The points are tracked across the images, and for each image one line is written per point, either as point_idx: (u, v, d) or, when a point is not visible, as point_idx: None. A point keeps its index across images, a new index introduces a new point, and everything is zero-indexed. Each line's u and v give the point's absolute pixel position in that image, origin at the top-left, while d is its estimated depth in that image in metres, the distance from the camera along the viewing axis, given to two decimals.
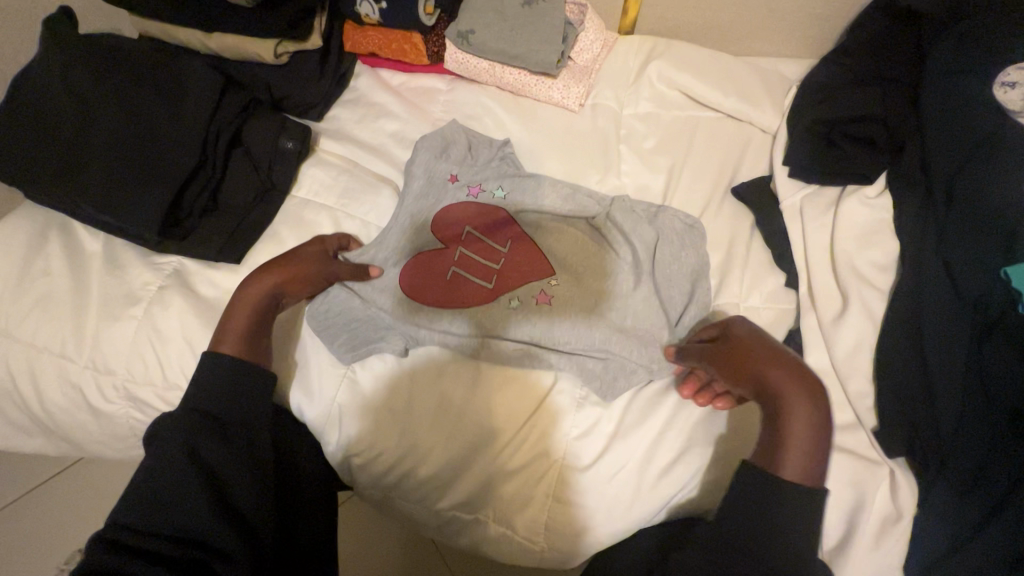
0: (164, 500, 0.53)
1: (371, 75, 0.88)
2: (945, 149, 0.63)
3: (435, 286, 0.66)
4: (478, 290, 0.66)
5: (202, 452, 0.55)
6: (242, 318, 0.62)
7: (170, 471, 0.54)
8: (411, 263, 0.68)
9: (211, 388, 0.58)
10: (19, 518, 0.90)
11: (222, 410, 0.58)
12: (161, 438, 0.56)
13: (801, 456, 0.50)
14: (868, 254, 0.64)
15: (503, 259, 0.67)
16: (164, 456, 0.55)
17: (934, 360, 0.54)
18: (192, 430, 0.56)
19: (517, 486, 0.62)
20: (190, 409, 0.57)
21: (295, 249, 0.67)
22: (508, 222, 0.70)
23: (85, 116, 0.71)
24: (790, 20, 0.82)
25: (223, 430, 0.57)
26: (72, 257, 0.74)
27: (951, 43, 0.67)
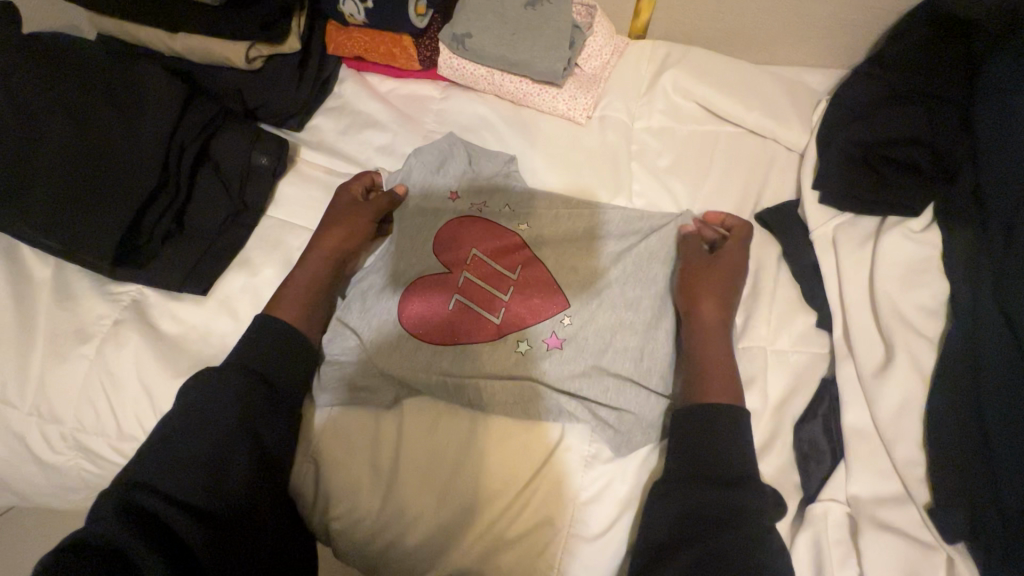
0: (189, 458, 0.50)
1: (357, 81, 0.80)
2: (1003, 177, 0.55)
3: (436, 320, 0.60)
4: (484, 325, 0.59)
5: (242, 414, 0.53)
6: (305, 277, 0.64)
7: (205, 427, 0.52)
8: (411, 291, 0.61)
9: (261, 353, 0.58)
10: None
11: (271, 375, 0.57)
12: (201, 391, 0.54)
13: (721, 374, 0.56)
14: (913, 295, 0.57)
15: (512, 290, 0.60)
16: (203, 410, 0.53)
17: (997, 428, 0.47)
18: (240, 389, 0.54)
19: (516, 559, 0.54)
20: (238, 365, 0.56)
21: (330, 210, 0.69)
22: (519, 247, 0.63)
23: (28, 127, 0.63)
24: (819, 26, 0.74)
25: (270, 393, 0.56)
26: (15, 287, 0.66)
27: (1007, 60, 0.59)
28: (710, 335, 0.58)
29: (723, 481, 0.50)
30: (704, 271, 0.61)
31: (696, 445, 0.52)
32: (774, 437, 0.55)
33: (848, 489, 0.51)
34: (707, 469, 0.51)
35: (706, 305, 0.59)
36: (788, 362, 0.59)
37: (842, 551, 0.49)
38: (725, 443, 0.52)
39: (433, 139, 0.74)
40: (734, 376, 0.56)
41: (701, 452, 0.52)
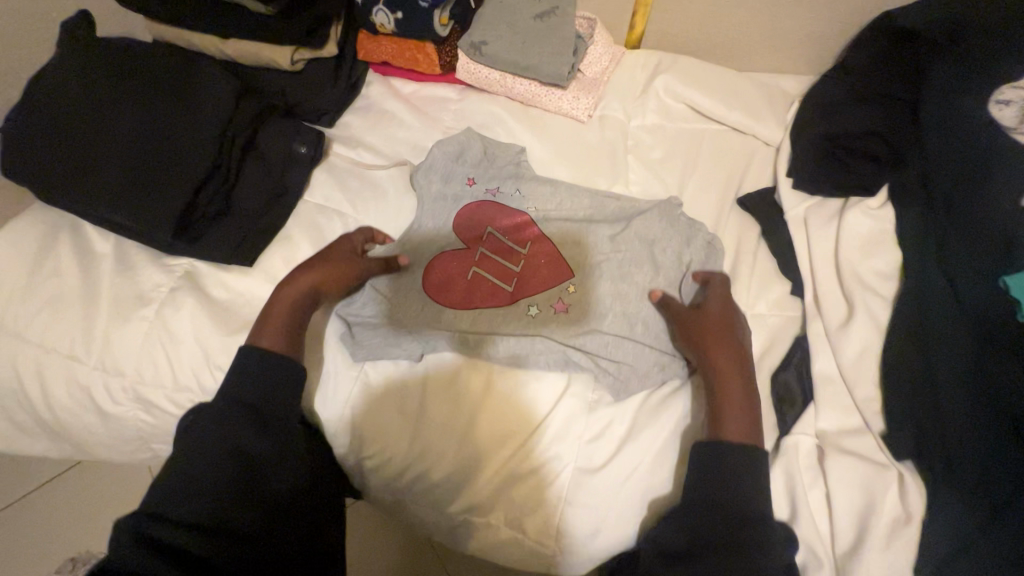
0: (192, 486, 0.53)
1: (383, 84, 0.89)
2: (946, 164, 0.65)
3: (456, 287, 0.68)
4: (498, 291, 0.68)
5: (237, 441, 0.56)
6: (285, 317, 0.65)
7: (202, 457, 0.55)
8: (434, 263, 0.70)
9: (248, 385, 0.60)
10: (22, 516, 0.93)
11: (261, 401, 0.59)
12: (201, 424, 0.57)
13: (737, 420, 0.57)
14: (872, 263, 0.66)
15: (523, 263, 0.69)
16: (200, 442, 0.56)
17: (939, 366, 0.56)
18: (232, 417, 0.57)
19: (528, 489, 0.62)
20: (229, 399, 0.59)
21: (327, 251, 0.70)
22: (529, 225, 0.72)
23: (100, 119, 0.72)
24: (791, 39, 0.85)
25: (263, 418, 0.59)
26: (82, 259, 0.74)
27: (947, 64, 0.69)
28: (724, 381, 0.59)
29: (729, 518, 0.52)
30: (706, 322, 0.62)
31: (706, 484, 0.54)
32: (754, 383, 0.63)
33: (816, 425, 0.60)
34: (716, 501, 0.53)
35: (717, 353, 0.60)
36: (765, 322, 0.67)
37: (811, 474, 0.57)
38: (726, 475, 0.54)
39: (452, 134, 0.83)
40: (749, 422, 0.57)
41: (710, 492, 0.54)
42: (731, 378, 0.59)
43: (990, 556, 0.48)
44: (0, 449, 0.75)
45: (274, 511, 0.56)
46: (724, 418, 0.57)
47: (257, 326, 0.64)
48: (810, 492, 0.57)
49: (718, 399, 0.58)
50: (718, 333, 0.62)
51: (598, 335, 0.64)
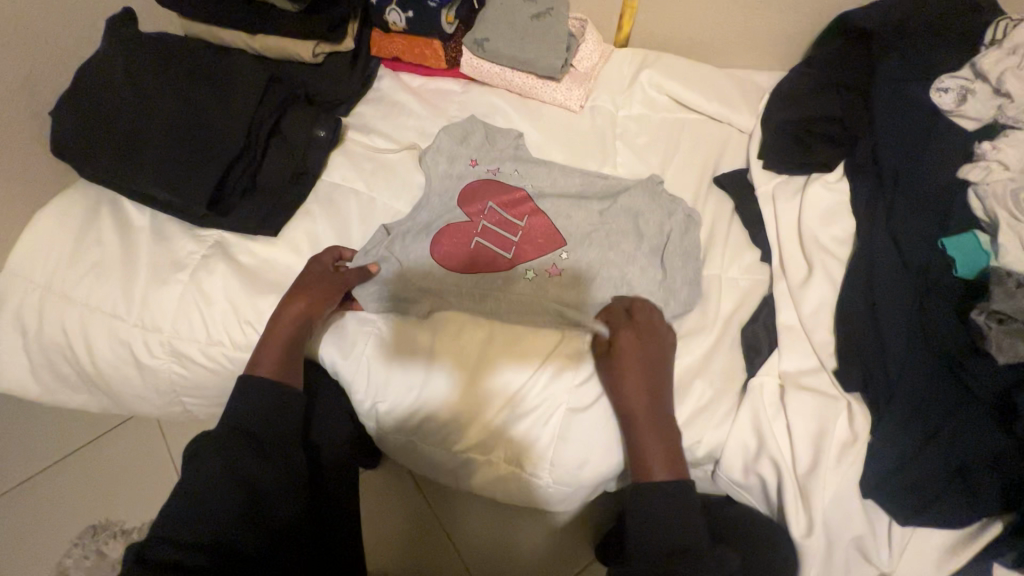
0: (201, 510, 0.55)
1: (393, 78, 0.98)
2: (893, 145, 0.74)
3: (460, 255, 0.75)
4: (498, 259, 0.75)
5: (241, 469, 0.58)
6: (276, 342, 0.70)
7: (207, 480, 0.57)
8: (440, 234, 0.77)
9: (247, 414, 0.63)
10: (68, 470, 1.02)
11: (259, 432, 0.62)
12: (202, 450, 0.59)
13: (660, 460, 0.63)
14: (830, 231, 0.74)
15: (521, 233, 0.77)
16: (204, 471, 0.57)
17: (884, 312, 0.64)
18: (235, 448, 0.59)
19: (527, 427, 0.70)
20: (232, 428, 0.61)
21: (301, 277, 0.75)
22: (527, 200, 0.79)
23: (143, 104, 0.80)
24: (763, 37, 0.94)
25: (261, 442, 0.62)
26: (123, 229, 0.82)
27: (895, 59, 0.79)
28: (643, 428, 0.64)
29: (688, 529, 0.59)
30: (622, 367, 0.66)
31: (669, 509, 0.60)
32: (726, 334, 0.71)
33: (780, 367, 0.67)
34: (675, 527, 0.59)
35: (636, 399, 0.65)
36: (737, 284, 0.76)
37: (774, 408, 0.65)
38: (678, 508, 0.60)
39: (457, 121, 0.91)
40: (675, 461, 0.63)
41: (675, 522, 0.59)
42: (652, 425, 0.64)
43: (920, 467, 0.57)
44: (48, 402, 0.84)
45: (274, 536, 0.59)
46: (648, 460, 0.63)
47: (253, 361, 0.70)
48: (773, 423, 0.65)
49: (642, 445, 0.63)
50: (635, 380, 0.66)
51: (586, 299, 0.72)
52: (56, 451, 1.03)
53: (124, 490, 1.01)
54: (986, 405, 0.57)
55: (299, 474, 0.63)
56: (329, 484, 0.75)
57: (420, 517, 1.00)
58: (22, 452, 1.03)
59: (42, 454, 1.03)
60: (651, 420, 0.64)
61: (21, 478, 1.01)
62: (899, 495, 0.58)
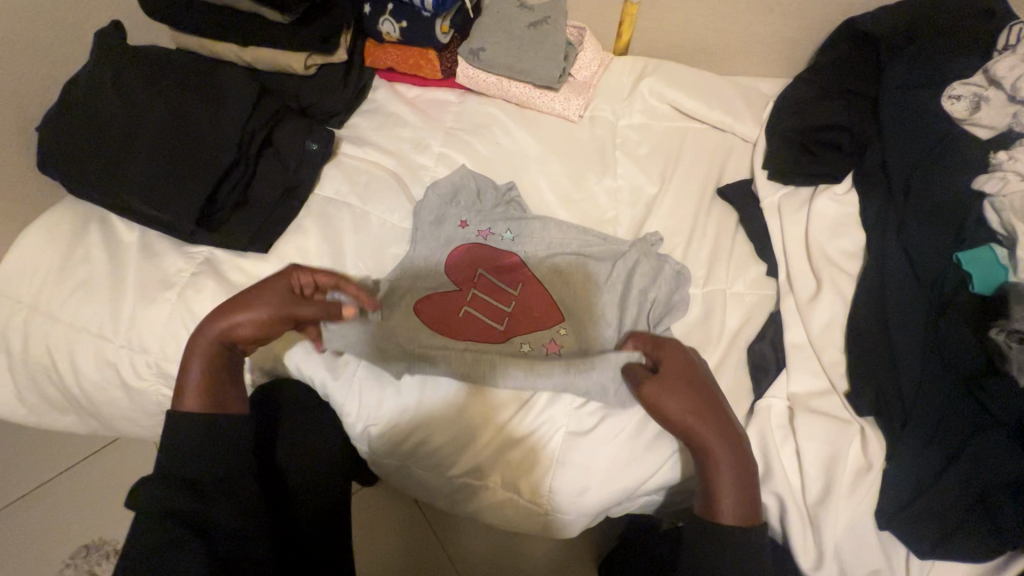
0: (156, 567, 0.51)
1: (388, 88, 0.96)
2: (904, 154, 0.72)
3: (448, 328, 0.71)
4: (489, 332, 0.71)
5: (189, 516, 0.55)
6: (203, 368, 0.62)
7: (156, 538, 0.52)
8: (427, 306, 0.72)
9: (181, 459, 0.58)
10: (62, 487, 1.00)
11: (199, 473, 0.58)
12: (140, 509, 0.55)
13: (733, 495, 0.57)
14: (839, 244, 0.72)
15: (515, 303, 0.73)
16: (149, 526, 0.53)
17: (896, 330, 0.62)
18: (178, 495, 0.55)
19: (524, 452, 0.67)
20: (165, 479, 0.56)
21: (248, 290, 0.65)
22: (520, 267, 0.75)
23: (131, 119, 0.78)
24: (766, 43, 0.92)
25: (206, 488, 0.57)
26: (111, 246, 0.80)
27: (904, 63, 0.77)
28: (715, 466, 0.57)
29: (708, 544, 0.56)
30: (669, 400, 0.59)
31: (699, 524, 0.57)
32: (731, 354, 0.68)
33: (789, 389, 0.65)
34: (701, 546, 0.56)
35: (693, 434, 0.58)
36: (743, 300, 0.73)
37: (783, 432, 0.62)
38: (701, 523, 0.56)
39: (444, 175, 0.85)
40: (746, 501, 0.57)
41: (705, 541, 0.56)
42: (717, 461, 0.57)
43: (940, 497, 0.54)
44: (34, 423, 0.82)
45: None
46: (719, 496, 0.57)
47: (178, 388, 0.62)
48: (782, 448, 0.62)
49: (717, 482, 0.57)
50: (687, 411, 0.59)
51: (590, 323, 0.70)
52: (47, 471, 1.01)
53: (118, 509, 0.99)
54: (1008, 428, 0.54)
55: (256, 506, 0.60)
56: (298, 516, 0.71)
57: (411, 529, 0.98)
58: (11, 473, 1.01)
59: (32, 474, 1.01)
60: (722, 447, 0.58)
61: (13, 497, 0.99)
62: (918, 527, 0.55)
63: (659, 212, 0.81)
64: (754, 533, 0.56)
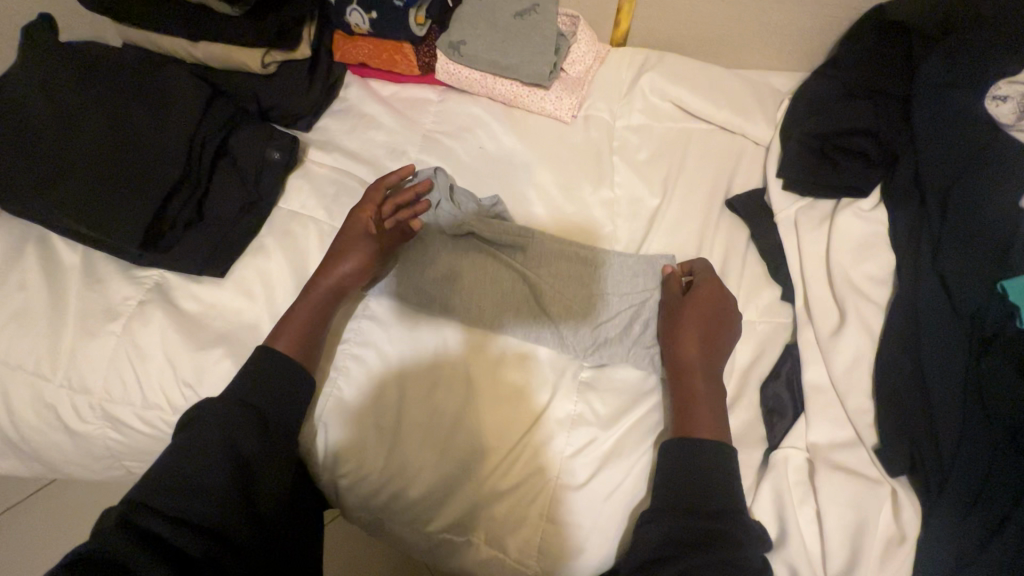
0: (186, 483, 0.50)
1: (361, 86, 0.87)
2: (937, 166, 0.63)
3: (432, 346, 0.65)
4: (477, 355, 0.64)
5: (239, 443, 0.54)
6: (306, 320, 0.64)
7: (204, 457, 0.52)
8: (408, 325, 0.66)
9: (251, 383, 0.59)
10: (21, 522, 0.94)
11: (264, 402, 0.58)
12: (201, 421, 0.55)
13: (709, 419, 0.57)
14: (864, 267, 0.64)
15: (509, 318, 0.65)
16: (197, 443, 0.53)
17: (932, 374, 0.54)
18: (238, 419, 0.55)
19: (510, 505, 0.60)
20: (233, 399, 0.57)
21: (348, 224, 0.68)
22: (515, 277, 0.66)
23: (65, 126, 0.69)
24: (781, 33, 0.82)
25: (265, 425, 0.57)
26: (48, 271, 0.71)
27: (939, 59, 0.68)
28: (696, 389, 0.58)
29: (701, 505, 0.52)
30: (680, 306, 0.62)
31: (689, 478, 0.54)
32: (742, 396, 0.61)
33: (807, 437, 0.58)
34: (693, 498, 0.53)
35: (688, 339, 0.60)
36: (755, 330, 0.65)
37: (802, 489, 0.55)
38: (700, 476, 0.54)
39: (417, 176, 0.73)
40: (715, 414, 0.57)
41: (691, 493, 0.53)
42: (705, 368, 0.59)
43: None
44: None
45: (266, 523, 0.54)
46: (696, 419, 0.57)
47: (277, 327, 0.64)
48: (801, 509, 0.55)
49: (692, 408, 0.57)
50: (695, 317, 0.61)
51: (589, 298, 0.65)
52: (6, 501, 0.95)
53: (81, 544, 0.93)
54: None
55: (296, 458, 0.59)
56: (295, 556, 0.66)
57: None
58: None
59: None
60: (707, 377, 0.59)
61: None
62: None
63: (662, 227, 0.73)
64: (723, 448, 0.55)
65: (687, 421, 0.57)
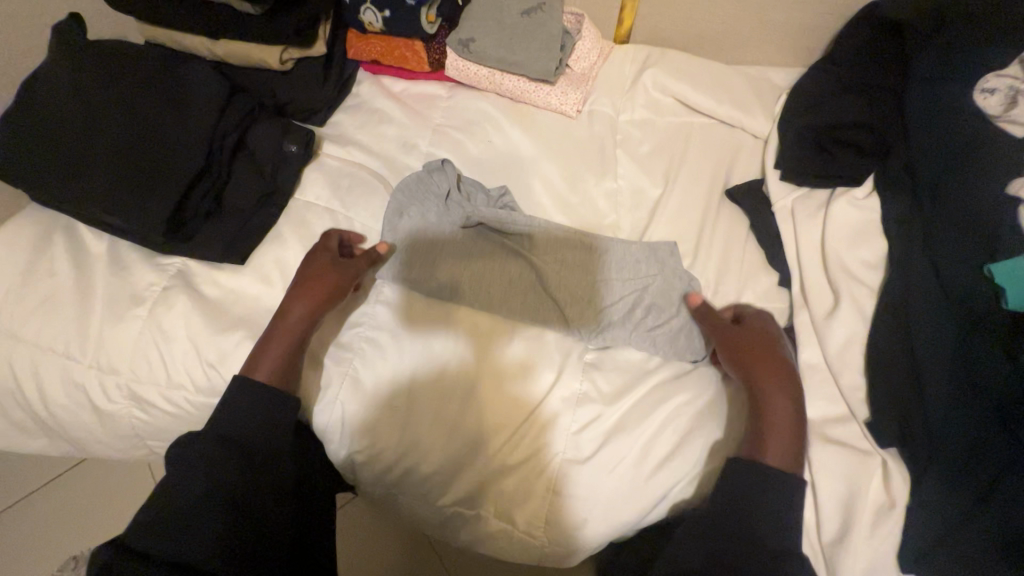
0: (176, 522, 0.52)
1: (373, 82, 0.90)
2: (931, 156, 0.66)
3: (444, 329, 0.68)
4: (487, 336, 0.67)
5: (221, 479, 0.55)
6: (279, 348, 0.64)
7: (188, 495, 0.54)
8: (420, 308, 0.69)
9: (232, 416, 0.60)
10: (41, 504, 0.97)
11: (244, 434, 0.59)
12: (182, 461, 0.56)
13: (783, 446, 0.55)
14: (857, 253, 0.66)
15: (517, 303, 0.68)
16: (181, 485, 0.55)
17: (923, 352, 0.57)
18: (218, 455, 0.56)
19: (518, 480, 0.63)
20: (213, 435, 0.58)
21: (310, 264, 0.69)
22: (521, 264, 0.70)
23: (93, 119, 0.72)
24: (779, 30, 0.85)
25: (250, 458, 0.58)
26: (76, 258, 0.75)
27: (931, 53, 0.70)
28: (774, 414, 0.56)
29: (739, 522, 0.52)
30: (744, 337, 0.61)
31: (734, 501, 0.53)
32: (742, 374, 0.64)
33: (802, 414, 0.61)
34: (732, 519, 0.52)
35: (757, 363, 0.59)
36: None
37: None
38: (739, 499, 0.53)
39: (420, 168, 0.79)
40: (791, 441, 0.56)
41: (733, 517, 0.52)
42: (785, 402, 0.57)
43: (970, 541, 0.50)
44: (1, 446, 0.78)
45: (255, 559, 0.55)
46: (767, 444, 0.55)
47: (251, 360, 0.64)
48: None
49: (766, 433, 0.56)
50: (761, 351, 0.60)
51: (593, 285, 0.68)
52: (30, 484, 0.99)
53: (99, 525, 0.96)
54: None
55: (280, 490, 0.60)
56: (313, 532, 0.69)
57: (398, 557, 0.93)
58: None
59: (15, 487, 0.98)
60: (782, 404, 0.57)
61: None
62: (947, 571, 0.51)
63: (663, 217, 0.76)
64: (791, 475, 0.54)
65: (759, 445, 0.55)
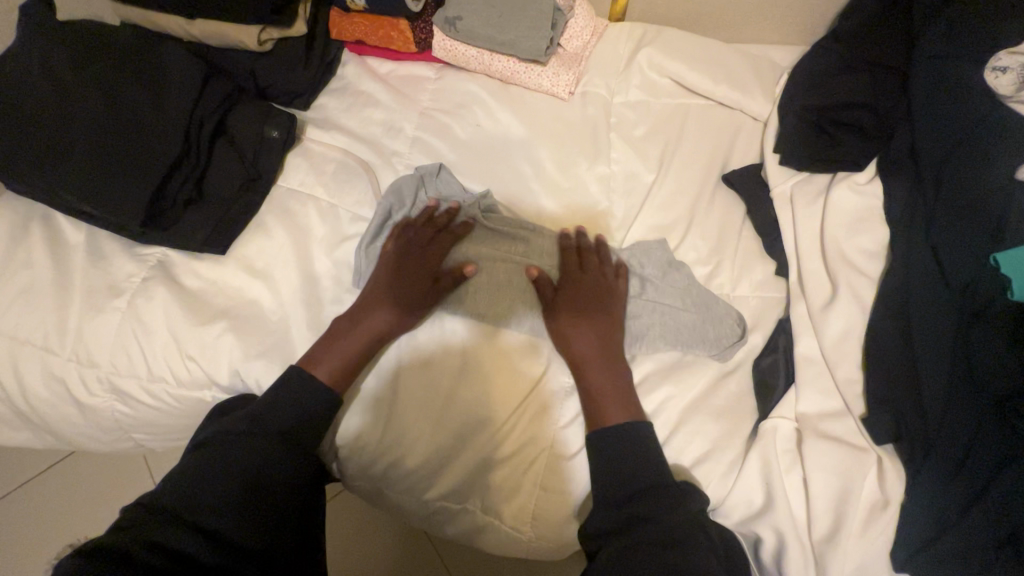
0: (209, 492, 0.53)
1: (359, 64, 0.87)
2: (936, 137, 0.63)
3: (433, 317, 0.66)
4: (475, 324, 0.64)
5: (256, 462, 0.56)
6: (348, 348, 0.63)
7: (225, 468, 0.55)
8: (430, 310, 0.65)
9: (276, 400, 0.60)
10: (31, 494, 0.97)
11: (294, 427, 0.60)
12: (224, 438, 0.58)
13: (615, 403, 0.59)
14: (859, 242, 0.64)
15: (517, 294, 0.64)
16: (217, 459, 0.56)
17: (922, 345, 0.55)
18: (259, 434, 0.58)
19: (506, 474, 0.62)
20: (255, 421, 0.59)
21: (397, 270, 0.65)
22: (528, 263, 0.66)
23: (63, 103, 0.70)
24: (781, 6, 0.81)
25: (289, 440, 0.59)
26: (54, 248, 0.72)
27: (939, 30, 0.67)
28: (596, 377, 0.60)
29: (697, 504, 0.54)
30: (577, 298, 0.63)
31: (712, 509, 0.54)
32: (739, 366, 0.63)
33: (797, 409, 0.60)
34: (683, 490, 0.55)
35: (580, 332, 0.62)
36: (748, 304, 0.67)
37: (790, 457, 0.57)
38: None
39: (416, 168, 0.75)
40: (621, 390, 0.60)
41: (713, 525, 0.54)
42: (608, 369, 0.61)
43: (964, 541, 0.49)
44: None
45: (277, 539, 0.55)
46: (604, 407, 0.59)
47: (315, 354, 0.63)
48: (788, 476, 0.57)
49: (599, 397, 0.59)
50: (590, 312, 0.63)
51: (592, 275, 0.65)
52: (20, 475, 0.99)
53: (89, 515, 0.96)
54: None
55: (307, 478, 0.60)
56: None
57: (392, 551, 0.93)
58: None
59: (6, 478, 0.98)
60: (604, 370, 0.60)
61: None
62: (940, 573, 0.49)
63: (657, 203, 0.73)
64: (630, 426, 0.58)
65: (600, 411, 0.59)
